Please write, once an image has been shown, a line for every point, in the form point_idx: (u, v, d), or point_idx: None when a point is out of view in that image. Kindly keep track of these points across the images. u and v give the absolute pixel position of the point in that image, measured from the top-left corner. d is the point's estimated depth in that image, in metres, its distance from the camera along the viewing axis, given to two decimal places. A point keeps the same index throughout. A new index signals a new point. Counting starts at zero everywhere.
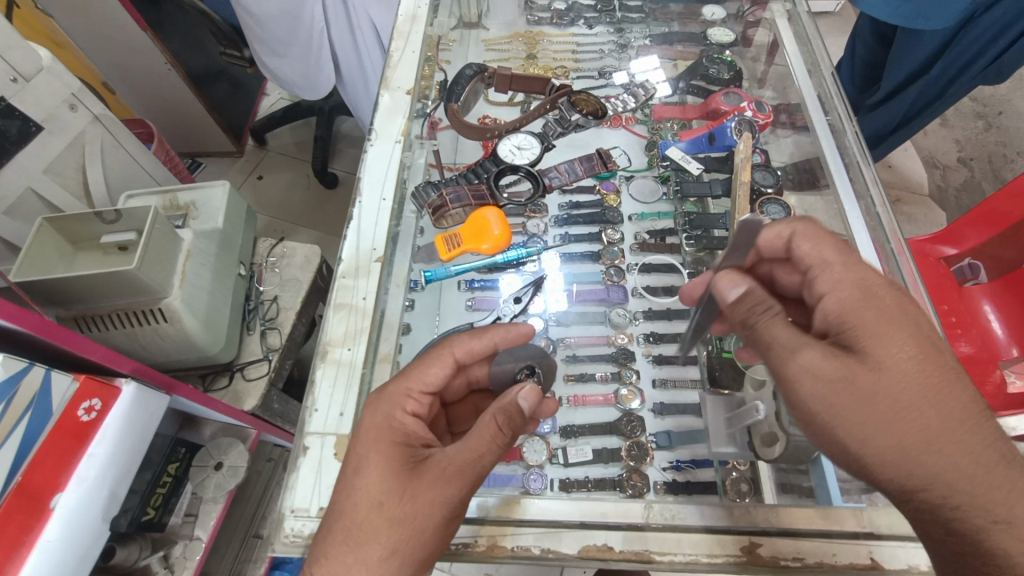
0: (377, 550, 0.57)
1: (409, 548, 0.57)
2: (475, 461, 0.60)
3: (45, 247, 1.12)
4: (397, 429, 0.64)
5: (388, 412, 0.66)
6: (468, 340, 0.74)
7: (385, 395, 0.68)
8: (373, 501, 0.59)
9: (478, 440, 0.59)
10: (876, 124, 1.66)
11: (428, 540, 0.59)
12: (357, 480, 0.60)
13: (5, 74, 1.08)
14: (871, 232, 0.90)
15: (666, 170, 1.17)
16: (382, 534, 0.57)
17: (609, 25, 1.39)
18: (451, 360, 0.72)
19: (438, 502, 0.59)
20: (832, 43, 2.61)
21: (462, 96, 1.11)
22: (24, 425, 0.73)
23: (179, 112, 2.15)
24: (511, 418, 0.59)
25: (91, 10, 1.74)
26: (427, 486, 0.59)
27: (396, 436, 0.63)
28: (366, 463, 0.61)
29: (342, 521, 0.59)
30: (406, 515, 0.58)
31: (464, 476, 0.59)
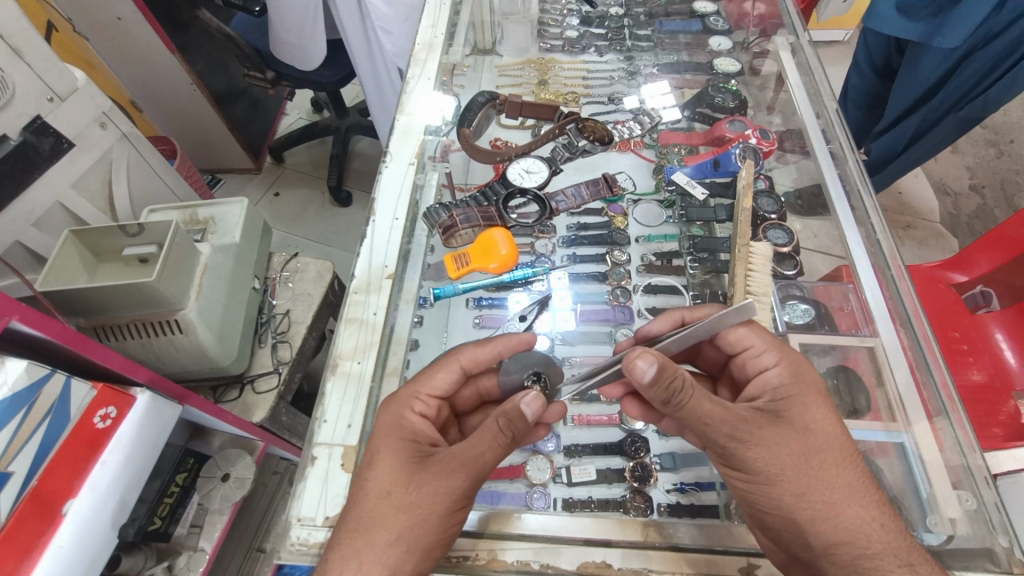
0: (384, 535, 0.60)
1: (416, 536, 0.61)
2: (479, 460, 0.63)
3: (69, 258, 1.16)
4: (406, 426, 0.69)
5: (398, 412, 0.70)
6: (474, 348, 0.78)
7: (396, 397, 0.73)
8: (383, 490, 0.63)
9: (478, 443, 0.63)
10: (883, 151, 1.68)
11: (433, 530, 0.62)
12: (369, 472, 0.64)
13: (42, 95, 1.13)
14: (871, 257, 0.91)
15: (671, 195, 1.19)
16: (388, 520, 0.61)
17: (620, 53, 1.43)
18: (457, 368, 0.77)
19: (441, 494, 0.62)
20: (841, 70, 2.65)
21: (473, 121, 1.16)
22: (42, 430, 0.76)
23: (202, 131, 2.22)
24: (512, 422, 0.63)
25: (123, 34, 1.82)
26: (431, 477, 0.63)
27: (404, 433, 0.68)
28: (378, 457, 0.65)
29: (353, 510, 0.62)
30: (412, 503, 0.62)
31: (466, 471, 0.62)
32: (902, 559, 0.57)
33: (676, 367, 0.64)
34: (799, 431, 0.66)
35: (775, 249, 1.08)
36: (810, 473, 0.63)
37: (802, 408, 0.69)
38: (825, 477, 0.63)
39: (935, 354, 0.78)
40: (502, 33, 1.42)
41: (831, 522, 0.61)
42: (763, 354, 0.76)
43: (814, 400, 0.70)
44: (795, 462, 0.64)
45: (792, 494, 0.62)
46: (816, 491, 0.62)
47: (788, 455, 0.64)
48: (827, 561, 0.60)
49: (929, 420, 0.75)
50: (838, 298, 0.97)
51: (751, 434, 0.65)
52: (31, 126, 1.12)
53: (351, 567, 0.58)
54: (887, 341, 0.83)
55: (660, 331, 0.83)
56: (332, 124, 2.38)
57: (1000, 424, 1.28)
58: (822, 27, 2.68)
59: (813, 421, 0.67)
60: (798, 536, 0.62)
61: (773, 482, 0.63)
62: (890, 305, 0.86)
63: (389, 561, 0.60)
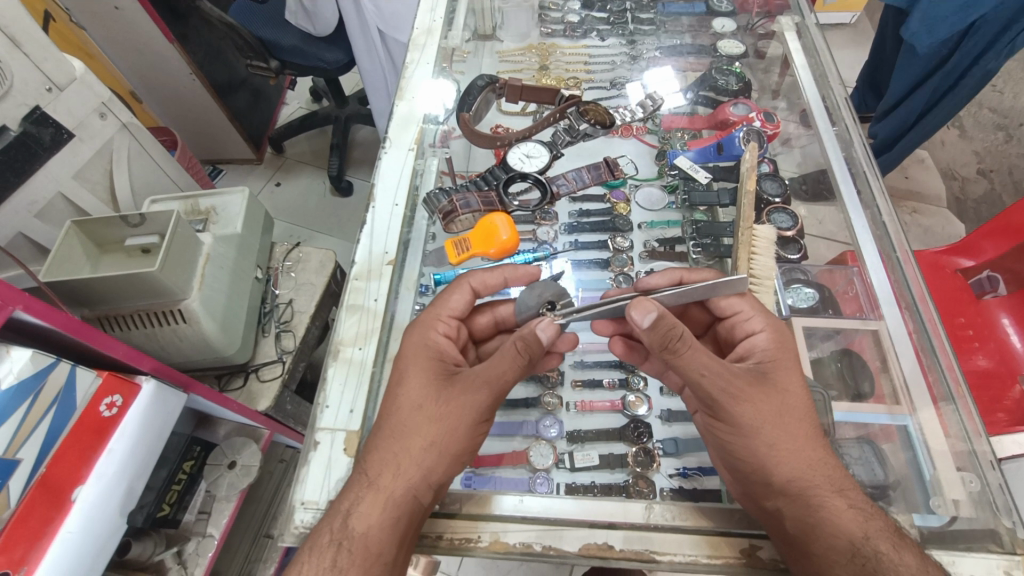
0: (420, 441, 0.66)
1: (447, 442, 0.67)
2: (503, 377, 0.69)
3: (72, 248, 1.16)
4: (432, 346, 0.74)
5: (424, 333, 0.75)
6: (484, 274, 0.83)
7: (419, 321, 0.78)
8: (416, 403, 0.68)
9: (500, 363, 0.69)
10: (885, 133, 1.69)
11: (462, 437, 0.68)
12: (401, 387, 0.70)
13: (41, 85, 1.13)
14: (877, 241, 0.90)
15: (674, 180, 1.18)
16: (422, 429, 0.66)
17: (622, 37, 1.41)
18: (471, 293, 0.81)
19: (467, 407, 0.68)
20: (848, 53, 2.61)
21: (473, 106, 1.14)
22: (49, 418, 0.77)
23: (202, 121, 2.21)
24: (529, 345, 0.68)
25: (120, 23, 1.81)
26: (460, 392, 0.69)
27: (431, 352, 0.73)
28: (409, 373, 0.71)
29: (388, 420, 0.68)
30: (443, 413, 0.68)
31: (490, 387, 0.69)
32: (835, 485, 0.64)
33: (675, 318, 0.66)
34: (779, 392, 0.70)
35: (780, 233, 1.07)
36: (782, 426, 0.67)
37: (785, 371, 0.72)
38: (793, 431, 0.67)
39: (942, 339, 0.78)
40: (503, 18, 1.43)
41: (790, 468, 0.65)
42: (752, 319, 0.78)
43: (796, 368, 0.73)
44: (768, 401, 0.68)
45: (762, 443, 0.67)
46: (781, 441, 0.67)
47: (767, 412, 0.68)
48: (782, 497, 0.64)
49: (935, 406, 0.74)
50: (842, 283, 0.96)
51: (741, 391, 0.68)
52: (30, 116, 1.12)
53: (390, 468, 0.64)
54: (892, 325, 0.83)
55: (657, 286, 0.83)
56: (331, 113, 2.37)
57: (1005, 409, 1.27)
58: (828, 10, 2.63)
59: (792, 384, 0.71)
60: (755, 469, 0.67)
61: (751, 434, 0.67)
62: (896, 289, 0.85)
63: (422, 467, 0.65)
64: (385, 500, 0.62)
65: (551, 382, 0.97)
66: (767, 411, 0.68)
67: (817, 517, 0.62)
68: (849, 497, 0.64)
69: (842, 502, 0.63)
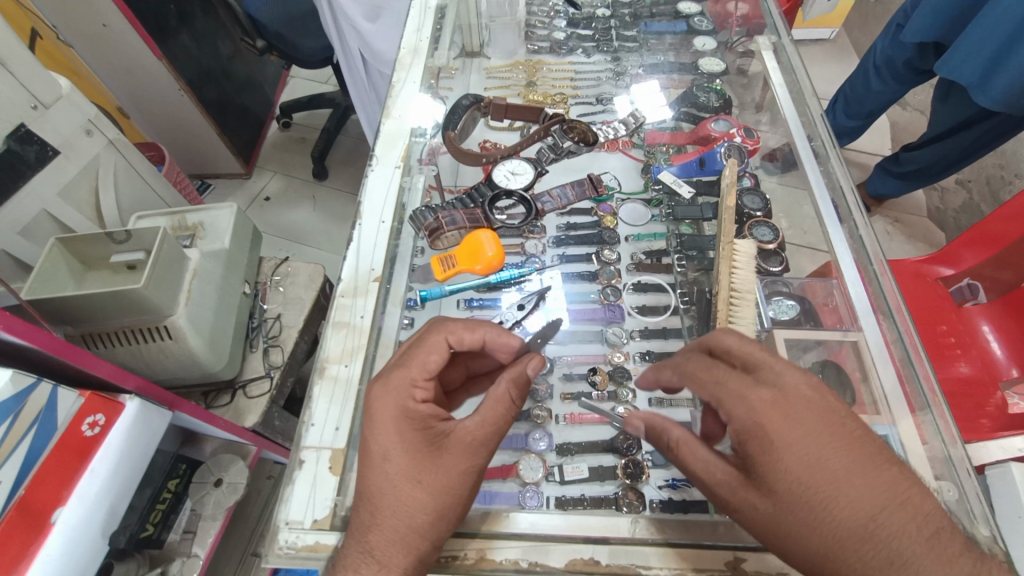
0: (423, 515, 0.63)
1: (449, 508, 0.64)
2: (492, 433, 0.67)
3: (55, 265, 1.15)
4: (414, 415, 0.68)
5: (400, 401, 0.68)
6: (462, 329, 0.75)
7: (390, 386, 0.69)
8: (411, 479, 0.64)
9: (493, 410, 0.68)
10: (919, 159, 1.86)
11: (462, 501, 0.65)
12: (391, 463, 0.65)
13: (27, 102, 1.13)
14: (854, 253, 0.93)
15: (658, 194, 1.20)
16: (420, 500, 0.63)
17: (606, 54, 1.43)
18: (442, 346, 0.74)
19: (463, 467, 0.65)
20: (826, 68, 2.68)
21: (459, 124, 1.17)
22: (29, 439, 0.75)
23: (190, 136, 2.22)
24: (519, 386, 0.70)
25: (109, 39, 1.80)
26: (453, 457, 0.65)
27: (414, 422, 0.67)
28: (393, 448, 0.66)
29: (382, 500, 0.63)
30: (440, 483, 0.64)
31: (487, 446, 0.67)
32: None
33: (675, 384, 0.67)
34: (800, 458, 0.58)
35: (761, 245, 1.09)
36: (815, 505, 0.57)
37: (806, 427, 0.60)
38: (827, 501, 0.57)
39: (917, 349, 0.80)
40: (490, 35, 1.43)
41: (838, 555, 0.56)
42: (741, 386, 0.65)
43: (814, 416, 0.60)
44: (848, 446, 0.59)
45: (859, 516, 0.56)
46: (815, 522, 0.57)
47: (792, 487, 0.58)
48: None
49: (913, 415, 0.76)
50: (823, 294, 0.98)
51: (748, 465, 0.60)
52: (15, 134, 1.11)
53: (396, 545, 0.62)
54: (871, 336, 0.85)
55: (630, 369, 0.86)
56: (336, 99, 2.51)
57: (989, 415, 1.29)
58: (807, 26, 2.71)
59: (815, 447, 0.59)
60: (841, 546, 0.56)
61: (778, 516, 0.59)
62: (873, 301, 0.87)
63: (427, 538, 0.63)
64: None
65: (539, 396, 0.97)
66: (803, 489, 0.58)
67: None
68: None
69: None
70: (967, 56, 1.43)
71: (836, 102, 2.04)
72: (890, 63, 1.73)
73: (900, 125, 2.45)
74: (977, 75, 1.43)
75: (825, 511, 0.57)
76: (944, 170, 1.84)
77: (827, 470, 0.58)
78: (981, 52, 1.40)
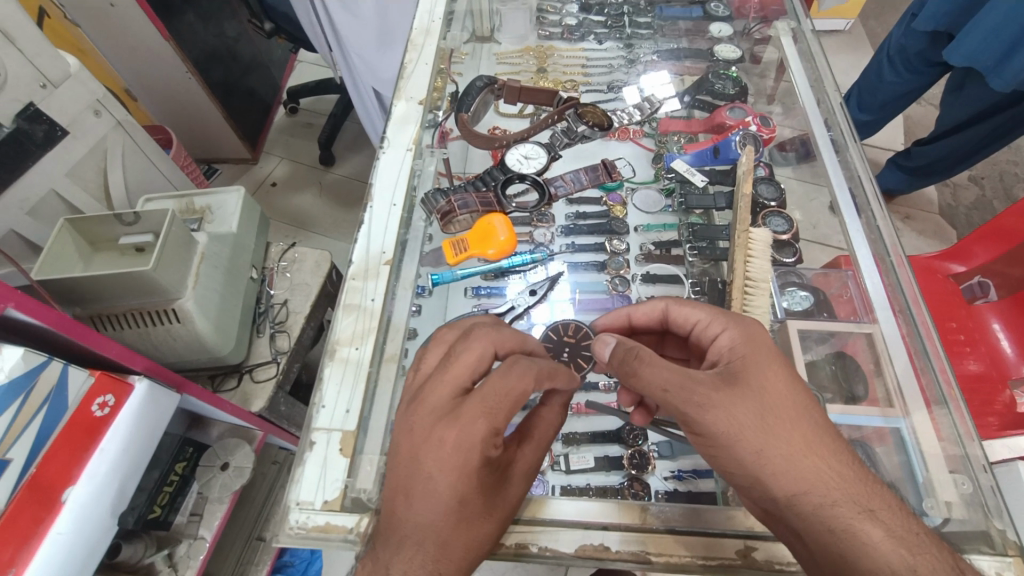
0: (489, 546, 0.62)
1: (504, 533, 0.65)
2: (541, 455, 0.70)
3: (64, 246, 1.15)
4: (488, 460, 0.62)
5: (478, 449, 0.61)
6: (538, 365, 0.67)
7: (464, 429, 0.61)
8: (482, 516, 0.61)
9: (542, 434, 0.70)
10: (928, 154, 1.83)
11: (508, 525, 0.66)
12: (466, 508, 0.60)
13: (34, 81, 1.12)
14: (871, 245, 0.91)
15: (671, 183, 1.19)
16: (489, 533, 0.61)
17: (619, 41, 1.42)
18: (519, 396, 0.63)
19: (523, 497, 0.66)
20: (840, 59, 2.63)
21: (471, 106, 1.16)
22: (40, 418, 0.75)
23: (196, 119, 2.21)
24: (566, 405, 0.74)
25: (115, 19, 1.78)
26: (513, 487, 0.65)
27: (485, 467, 0.62)
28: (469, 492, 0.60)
29: (453, 537, 0.59)
30: (505, 514, 0.64)
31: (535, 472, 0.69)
32: (861, 506, 0.56)
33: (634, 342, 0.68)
34: (753, 390, 0.62)
35: (774, 236, 1.08)
36: (768, 430, 0.60)
37: (760, 370, 0.64)
38: (780, 431, 0.60)
39: (934, 342, 0.78)
40: (501, 20, 1.41)
41: (785, 479, 0.59)
42: (711, 325, 0.73)
43: (769, 361, 0.65)
44: (790, 382, 0.64)
45: (795, 442, 0.60)
46: (770, 449, 0.60)
47: (746, 415, 0.61)
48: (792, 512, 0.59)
49: (929, 409, 0.75)
50: (836, 286, 0.98)
51: (709, 397, 0.62)
52: (24, 113, 1.11)
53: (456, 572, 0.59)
54: (887, 329, 0.83)
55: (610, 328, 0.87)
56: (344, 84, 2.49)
57: (996, 413, 1.29)
58: (822, 16, 2.67)
59: (768, 381, 0.63)
60: (784, 473, 0.59)
61: (731, 443, 0.61)
62: (889, 292, 0.85)
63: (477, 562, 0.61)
64: None
65: None
66: (758, 417, 0.61)
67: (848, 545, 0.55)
68: (883, 521, 0.55)
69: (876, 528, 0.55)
70: (982, 42, 1.40)
71: (852, 93, 2.01)
72: (904, 53, 1.70)
73: (914, 118, 2.41)
74: (993, 60, 1.41)
75: (777, 441, 0.60)
76: (955, 164, 1.81)
77: (774, 401, 0.62)
78: (999, 36, 1.37)
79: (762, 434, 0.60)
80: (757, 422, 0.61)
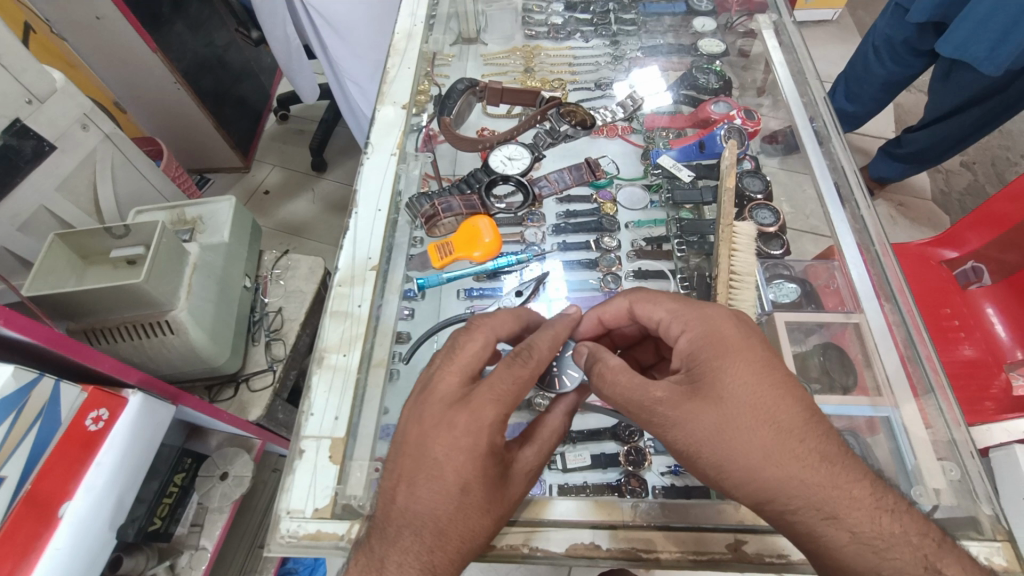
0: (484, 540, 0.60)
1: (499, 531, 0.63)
2: (541, 459, 0.69)
3: (54, 261, 1.15)
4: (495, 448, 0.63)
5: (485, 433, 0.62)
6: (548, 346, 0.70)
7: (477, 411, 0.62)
8: (483, 507, 0.61)
9: (545, 437, 0.70)
10: (918, 141, 1.84)
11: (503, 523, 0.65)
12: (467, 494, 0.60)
13: (21, 96, 1.12)
14: (857, 235, 0.92)
15: (658, 179, 1.19)
16: (484, 528, 0.60)
17: (604, 38, 1.41)
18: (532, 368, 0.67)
19: (523, 496, 0.65)
20: (828, 49, 2.64)
21: (454, 109, 1.15)
22: (33, 433, 0.75)
23: (187, 129, 2.20)
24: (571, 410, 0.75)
25: (102, 32, 1.78)
26: (515, 485, 0.64)
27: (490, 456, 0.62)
28: (472, 480, 0.60)
29: (448, 522, 0.59)
30: (503, 510, 0.63)
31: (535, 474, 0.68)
32: (824, 512, 0.56)
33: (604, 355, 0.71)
34: (713, 401, 0.62)
35: (762, 229, 1.08)
36: (726, 442, 0.60)
37: (725, 375, 0.63)
38: (740, 441, 0.59)
39: (920, 330, 0.79)
40: (486, 21, 1.41)
41: (748, 489, 0.59)
42: (671, 325, 0.72)
43: (732, 363, 0.63)
44: (756, 384, 0.62)
45: (759, 449, 0.59)
46: (730, 461, 0.60)
47: (702, 429, 0.61)
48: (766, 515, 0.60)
49: (917, 399, 0.75)
50: (825, 276, 0.99)
51: (666, 416, 0.63)
52: (11, 129, 1.10)
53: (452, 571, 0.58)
54: (873, 319, 0.84)
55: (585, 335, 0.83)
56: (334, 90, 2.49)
57: (992, 398, 1.29)
58: (809, 7, 2.67)
59: (730, 387, 0.62)
60: (749, 484, 0.59)
61: (692, 457, 0.62)
62: (875, 282, 0.86)
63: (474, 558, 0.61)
64: None
65: None
66: (717, 430, 0.60)
67: (813, 546, 0.57)
68: (848, 524, 0.55)
69: (842, 534, 0.55)
70: (972, 32, 1.41)
71: (840, 82, 2.01)
72: (890, 42, 1.70)
73: (903, 106, 2.42)
74: (984, 49, 1.41)
75: (739, 452, 0.59)
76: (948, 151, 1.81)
77: (736, 410, 0.60)
78: (989, 26, 1.37)
79: (722, 445, 0.60)
80: (715, 436, 0.60)
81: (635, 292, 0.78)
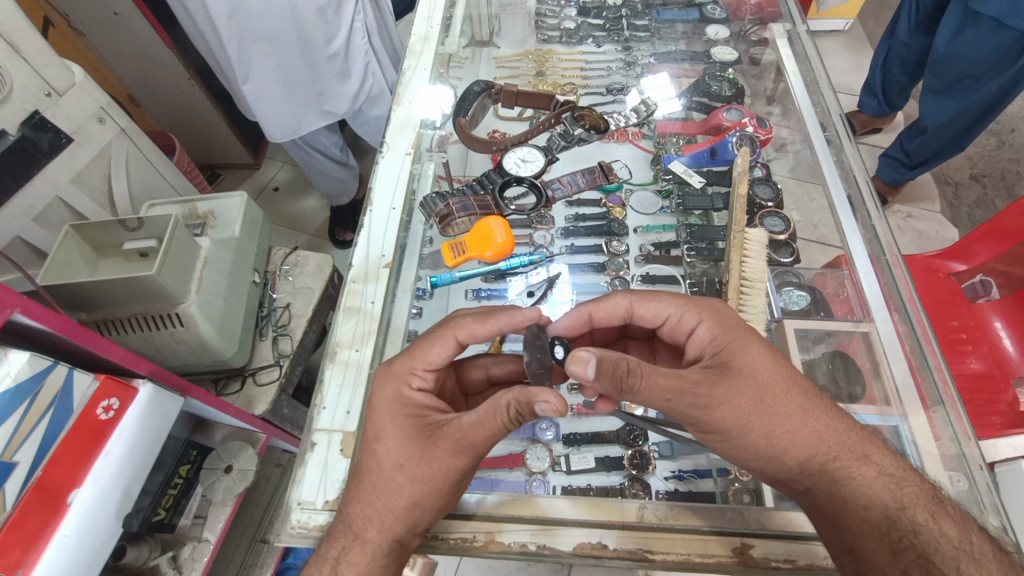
0: (403, 501, 0.63)
1: (431, 501, 0.64)
2: (486, 437, 0.64)
3: (69, 252, 1.16)
4: (410, 403, 0.69)
5: (398, 389, 0.70)
6: (473, 323, 0.73)
7: (394, 371, 0.71)
8: (396, 463, 0.65)
9: (492, 419, 0.64)
10: (927, 149, 1.85)
11: (447, 494, 0.65)
12: (378, 445, 0.66)
13: (40, 90, 1.14)
14: (867, 245, 0.92)
15: (669, 184, 1.20)
16: (400, 486, 0.64)
17: (617, 44, 1.44)
18: (457, 344, 0.73)
19: (456, 464, 0.65)
20: (840, 60, 2.64)
21: (470, 111, 1.17)
22: (44, 422, 0.76)
23: (199, 125, 2.22)
24: (520, 406, 0.63)
25: (118, 28, 1.80)
26: (442, 453, 0.64)
27: (408, 410, 0.69)
28: (387, 431, 0.67)
29: (366, 477, 0.65)
30: (427, 474, 0.64)
31: (472, 448, 0.65)
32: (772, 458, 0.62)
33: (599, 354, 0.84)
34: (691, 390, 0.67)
35: (772, 236, 1.09)
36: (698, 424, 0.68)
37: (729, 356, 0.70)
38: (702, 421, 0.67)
39: (929, 340, 0.79)
40: (500, 24, 1.42)
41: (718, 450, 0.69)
42: (684, 318, 0.76)
43: (744, 344, 0.70)
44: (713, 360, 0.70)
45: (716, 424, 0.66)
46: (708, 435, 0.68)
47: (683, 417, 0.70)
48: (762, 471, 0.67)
49: (925, 410, 0.75)
50: (833, 285, 0.98)
51: None
52: (29, 121, 1.12)
53: (375, 524, 0.63)
54: (883, 328, 0.84)
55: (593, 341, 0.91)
56: None
57: (998, 412, 1.28)
58: (821, 17, 2.67)
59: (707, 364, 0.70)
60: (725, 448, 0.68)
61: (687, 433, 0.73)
62: (886, 293, 0.86)
63: (403, 522, 0.64)
64: (372, 551, 0.62)
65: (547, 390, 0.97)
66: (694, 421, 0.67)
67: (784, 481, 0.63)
68: None
69: None
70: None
71: (882, 58, 2.03)
72: None
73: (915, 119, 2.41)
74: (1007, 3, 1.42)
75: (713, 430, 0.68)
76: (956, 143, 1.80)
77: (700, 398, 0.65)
78: None
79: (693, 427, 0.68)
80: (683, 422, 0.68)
81: (636, 291, 0.80)
